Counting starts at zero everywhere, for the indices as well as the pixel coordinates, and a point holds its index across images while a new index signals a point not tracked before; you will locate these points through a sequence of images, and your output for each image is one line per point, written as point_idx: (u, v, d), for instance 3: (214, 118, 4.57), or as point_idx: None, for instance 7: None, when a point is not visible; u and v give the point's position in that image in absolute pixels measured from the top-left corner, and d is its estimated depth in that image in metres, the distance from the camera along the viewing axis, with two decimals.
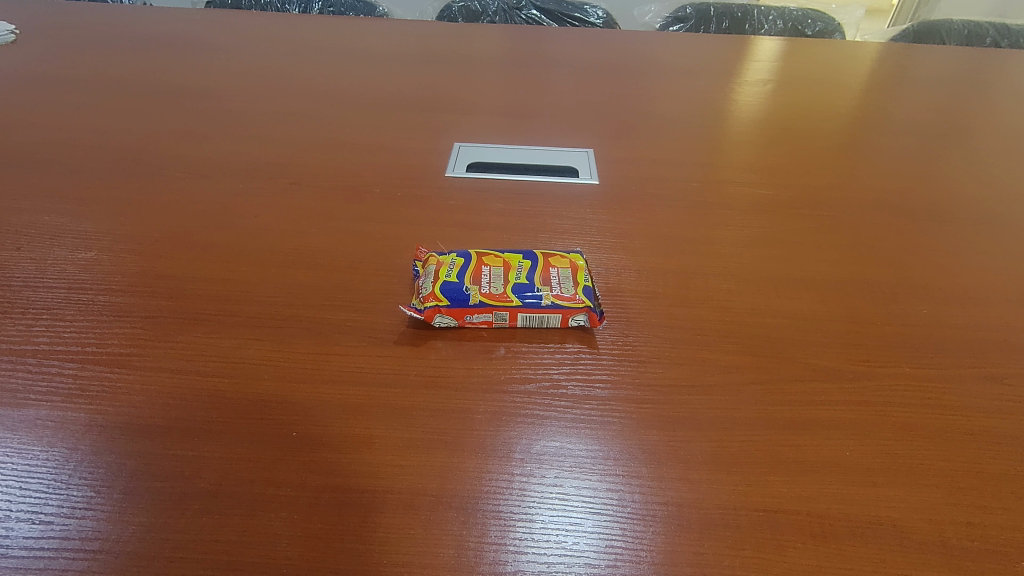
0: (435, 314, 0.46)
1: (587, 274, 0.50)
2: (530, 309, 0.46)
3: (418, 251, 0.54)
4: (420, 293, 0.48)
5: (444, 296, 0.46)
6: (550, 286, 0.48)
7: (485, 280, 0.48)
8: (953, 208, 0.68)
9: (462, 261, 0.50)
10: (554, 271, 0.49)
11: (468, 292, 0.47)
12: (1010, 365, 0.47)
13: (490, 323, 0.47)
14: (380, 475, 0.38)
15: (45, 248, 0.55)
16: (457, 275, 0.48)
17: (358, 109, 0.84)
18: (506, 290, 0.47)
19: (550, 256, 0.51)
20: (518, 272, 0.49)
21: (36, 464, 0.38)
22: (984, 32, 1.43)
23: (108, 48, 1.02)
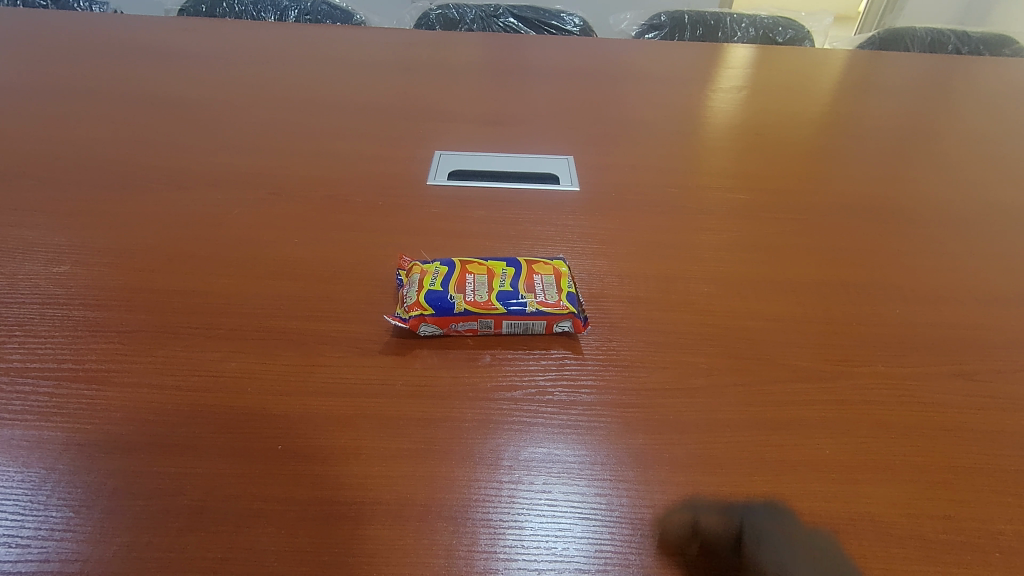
0: (420, 323, 0.46)
1: (570, 281, 0.51)
2: (515, 317, 0.47)
3: (401, 260, 0.54)
4: (404, 303, 0.48)
5: (429, 306, 0.46)
6: (534, 293, 0.48)
7: (469, 288, 0.48)
8: (922, 210, 0.70)
9: (445, 269, 0.50)
10: (538, 278, 0.50)
11: (452, 300, 0.47)
12: (979, 362, 0.49)
13: (474, 331, 0.47)
14: (367, 486, 0.38)
15: (17, 262, 0.53)
16: (441, 283, 0.48)
17: (338, 117, 0.84)
18: (490, 297, 0.47)
19: (533, 263, 0.51)
20: (501, 280, 0.49)
21: (11, 486, 0.37)
22: (946, 40, 1.47)
23: (78, 57, 1.00)
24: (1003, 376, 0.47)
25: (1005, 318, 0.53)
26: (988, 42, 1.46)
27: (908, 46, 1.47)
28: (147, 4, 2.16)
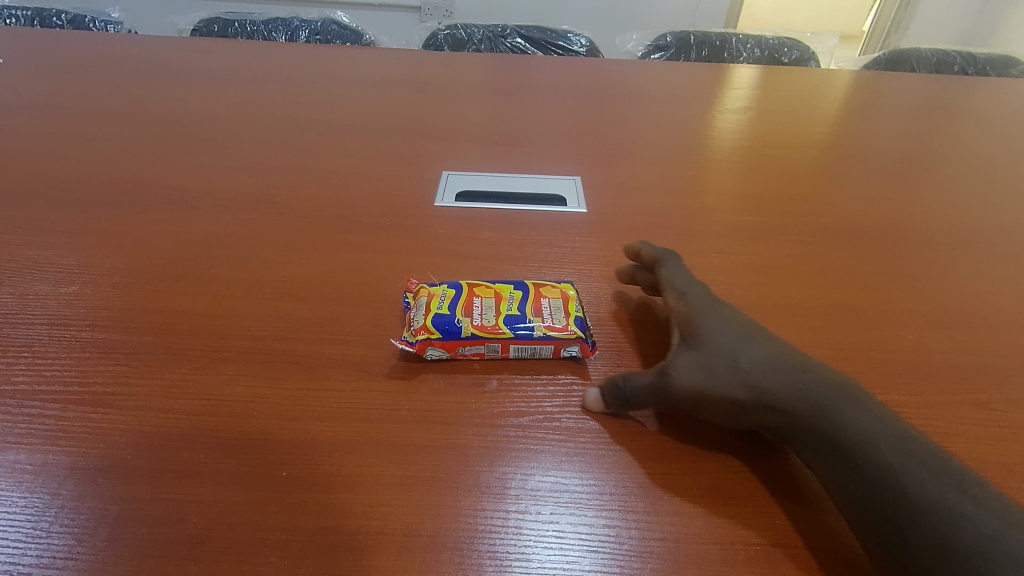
0: (427, 347, 0.46)
1: (578, 304, 0.50)
2: (522, 341, 0.46)
3: (408, 283, 0.54)
4: (411, 327, 0.47)
5: (436, 330, 0.46)
6: (541, 317, 0.48)
7: (476, 311, 0.48)
8: (931, 234, 0.69)
9: (453, 293, 0.50)
10: (546, 301, 0.49)
11: (459, 324, 0.46)
12: (994, 391, 0.48)
13: (481, 355, 0.47)
14: (373, 515, 0.37)
15: (27, 282, 0.54)
16: (448, 307, 0.48)
17: (346, 138, 0.84)
18: (497, 321, 0.47)
19: (541, 287, 0.51)
20: (509, 303, 0.49)
21: (13, 512, 0.36)
22: (952, 60, 1.47)
23: (92, 77, 1.01)
24: (1019, 406, 0.46)
25: (1019, 345, 0.53)
26: (994, 63, 1.46)
27: (914, 67, 1.48)
28: (162, 24, 2.20)
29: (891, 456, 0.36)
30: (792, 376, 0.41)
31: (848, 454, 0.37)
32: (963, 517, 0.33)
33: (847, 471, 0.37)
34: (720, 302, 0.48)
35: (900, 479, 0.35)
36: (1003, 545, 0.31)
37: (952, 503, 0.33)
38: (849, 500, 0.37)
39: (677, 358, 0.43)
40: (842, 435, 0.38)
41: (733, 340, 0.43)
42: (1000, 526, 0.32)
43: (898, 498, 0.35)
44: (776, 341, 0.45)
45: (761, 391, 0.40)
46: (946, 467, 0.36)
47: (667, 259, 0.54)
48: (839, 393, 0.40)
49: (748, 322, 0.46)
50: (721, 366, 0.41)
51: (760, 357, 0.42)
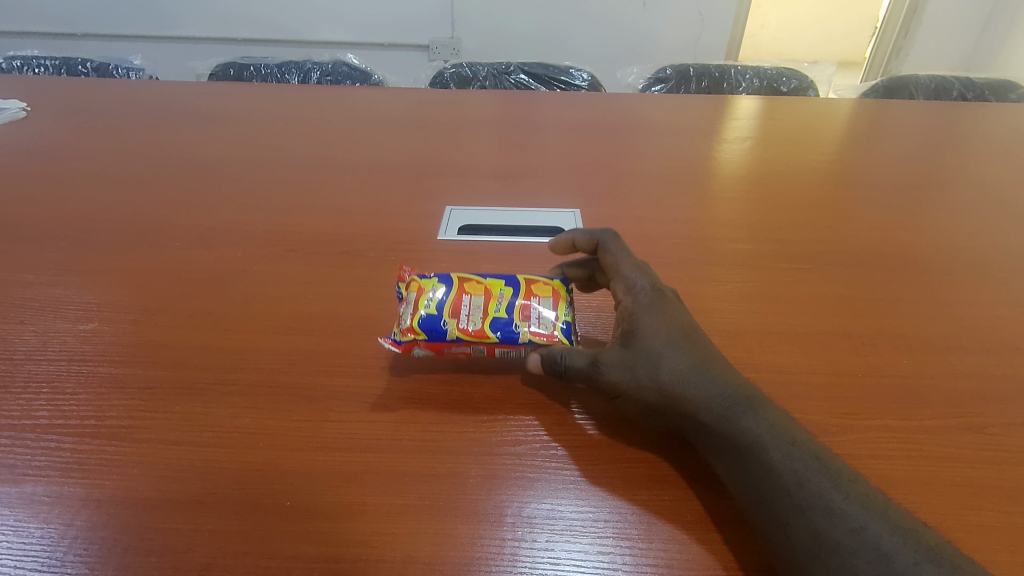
0: (413, 345, 0.49)
1: (567, 307, 0.52)
2: (506, 345, 0.49)
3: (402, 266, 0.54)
4: (399, 323, 0.49)
5: (421, 330, 0.48)
6: (529, 322, 0.50)
7: (464, 312, 0.49)
8: (927, 258, 0.70)
9: (443, 287, 0.50)
10: (534, 302, 0.51)
11: (446, 327, 0.48)
12: (990, 415, 0.48)
13: (467, 353, 0.50)
14: (373, 543, 0.38)
15: (48, 320, 0.56)
16: (436, 305, 0.49)
17: (354, 175, 0.87)
18: (484, 326, 0.49)
19: (532, 284, 0.52)
20: (498, 303, 0.50)
21: (31, 542, 0.38)
22: (951, 85, 1.49)
23: (113, 122, 1.06)
24: (1015, 430, 0.47)
25: (1015, 368, 0.53)
26: (992, 87, 1.48)
27: (912, 93, 1.50)
28: (182, 70, 2.30)
29: (777, 456, 0.38)
30: (702, 376, 0.42)
31: (740, 454, 0.39)
32: (836, 514, 0.34)
33: (739, 468, 0.39)
34: (663, 294, 0.49)
35: (784, 478, 0.37)
36: (868, 541, 0.33)
37: (828, 500, 0.35)
38: (742, 495, 0.39)
39: (609, 352, 0.45)
40: (739, 439, 0.39)
41: (661, 338, 0.45)
42: (869, 520, 0.34)
43: (784, 497, 0.36)
44: (702, 340, 0.46)
45: (681, 391, 0.42)
46: (827, 465, 0.37)
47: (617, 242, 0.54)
48: (743, 397, 0.41)
49: (685, 321, 0.47)
50: (645, 365, 0.43)
51: (680, 357, 0.43)
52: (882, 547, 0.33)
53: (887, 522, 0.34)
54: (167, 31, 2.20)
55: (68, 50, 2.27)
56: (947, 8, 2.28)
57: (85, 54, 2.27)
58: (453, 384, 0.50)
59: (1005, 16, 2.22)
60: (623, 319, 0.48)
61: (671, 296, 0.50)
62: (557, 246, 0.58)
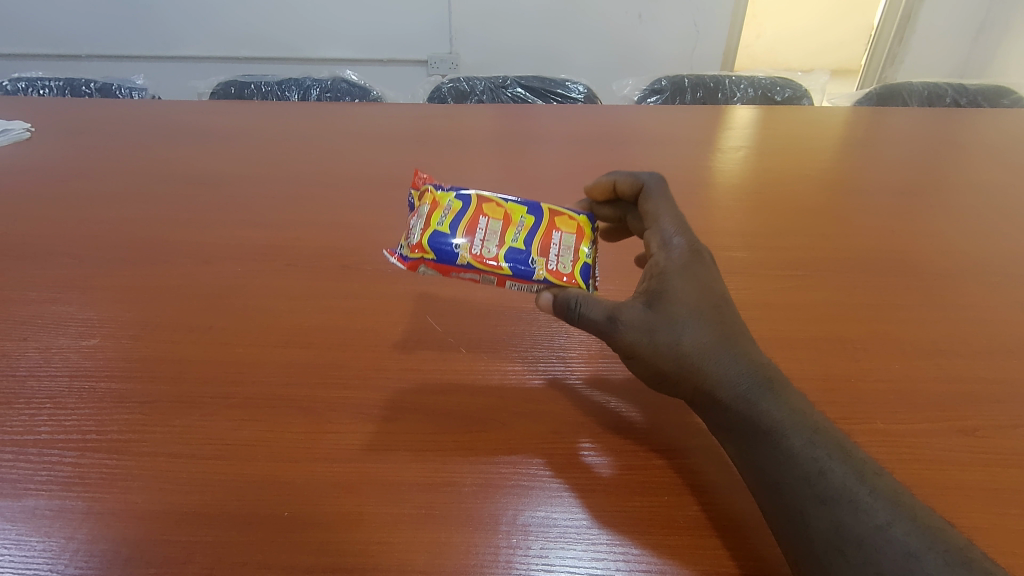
0: (419, 263, 0.52)
1: (587, 253, 0.55)
2: (519, 278, 0.52)
3: (416, 176, 0.59)
4: (408, 241, 0.52)
5: (431, 250, 0.51)
6: (546, 260, 0.53)
7: (479, 239, 0.52)
8: (920, 263, 0.71)
9: (459, 211, 0.54)
10: (554, 241, 0.55)
11: (457, 251, 0.51)
12: (982, 418, 0.48)
13: (475, 280, 0.53)
14: (369, 553, 0.39)
15: (51, 337, 0.57)
16: (449, 227, 0.52)
17: (352, 189, 0.89)
18: (499, 256, 0.52)
19: (553, 223, 0.56)
20: (515, 236, 0.54)
21: (32, 556, 0.38)
22: (944, 92, 1.51)
23: (115, 141, 1.08)
24: (1006, 432, 0.47)
25: (1006, 371, 0.53)
26: (986, 93, 1.49)
27: (906, 99, 1.51)
28: (183, 89, 2.34)
29: (799, 444, 0.38)
30: (725, 353, 0.42)
31: (758, 437, 0.39)
32: (860, 508, 0.34)
33: (756, 450, 0.39)
34: (696, 260, 0.49)
35: (807, 468, 0.37)
36: (893, 538, 0.33)
37: (852, 494, 0.35)
38: (757, 478, 0.39)
39: (631, 312, 0.45)
40: (758, 422, 0.39)
41: (687, 307, 0.44)
42: (895, 517, 0.34)
43: (804, 486, 0.36)
44: (730, 314, 0.45)
45: (701, 364, 0.42)
46: (850, 456, 0.37)
47: (660, 197, 0.56)
48: (765, 379, 0.41)
49: (717, 291, 0.46)
50: (665, 331, 0.43)
51: (704, 329, 0.43)
52: (910, 546, 0.32)
53: (914, 520, 0.34)
54: (168, 51, 2.23)
55: (72, 71, 2.31)
56: (940, 17, 2.30)
57: (89, 74, 2.31)
58: (449, 394, 0.51)
59: (998, 23, 2.25)
60: (650, 278, 0.48)
61: (705, 259, 0.49)
62: (590, 188, 0.63)
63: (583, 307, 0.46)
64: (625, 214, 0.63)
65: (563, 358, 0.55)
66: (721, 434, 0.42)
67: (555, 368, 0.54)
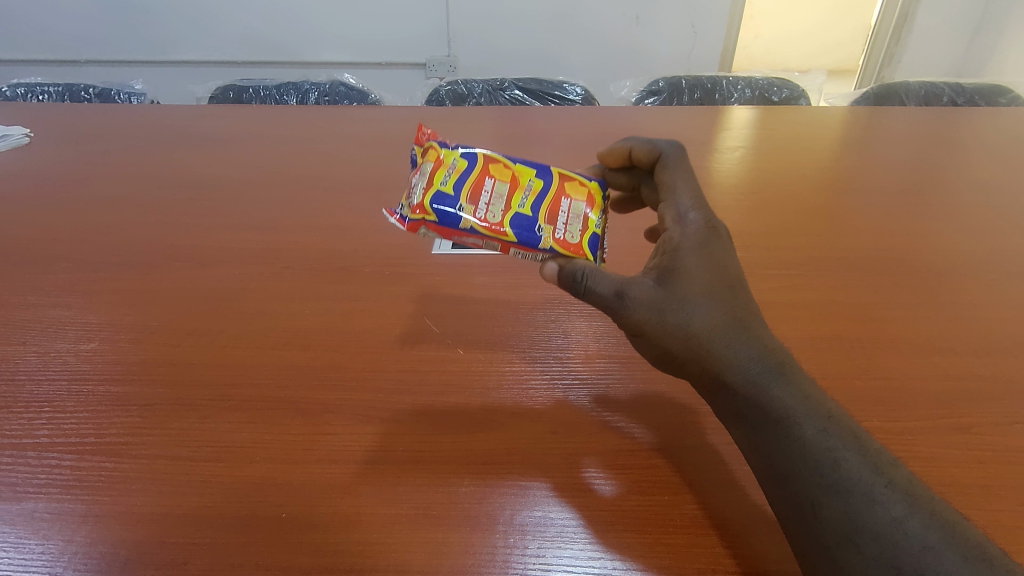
0: (420, 226, 0.52)
1: (598, 222, 0.55)
2: (524, 246, 0.52)
3: (417, 131, 0.56)
4: (409, 202, 0.52)
5: (434, 213, 0.51)
6: (554, 228, 0.53)
7: (483, 203, 0.52)
8: (917, 262, 0.71)
9: (464, 172, 0.53)
10: (564, 208, 0.54)
11: (460, 215, 0.51)
12: (978, 416, 0.49)
13: (479, 245, 0.53)
14: (367, 554, 0.39)
15: (50, 341, 0.57)
16: (452, 189, 0.52)
17: (350, 192, 0.89)
18: (504, 223, 0.52)
19: (564, 188, 0.56)
20: (522, 202, 0.54)
21: (31, 558, 0.39)
22: (940, 92, 1.51)
23: (114, 146, 1.08)
24: (1002, 430, 0.47)
25: (1003, 369, 0.54)
26: (983, 92, 1.49)
27: (904, 99, 1.51)
28: (182, 94, 2.34)
29: (812, 433, 0.37)
30: (737, 335, 0.42)
31: (770, 423, 0.39)
32: (877, 501, 0.34)
33: (766, 436, 0.39)
34: (711, 237, 0.48)
35: (822, 457, 0.36)
36: (911, 532, 0.33)
37: (868, 486, 0.35)
38: (766, 464, 0.39)
39: (641, 288, 0.44)
40: (770, 409, 0.39)
41: (699, 286, 0.44)
42: (912, 512, 0.34)
43: (818, 476, 0.36)
44: (743, 296, 0.45)
45: (712, 344, 0.42)
46: (866, 447, 0.37)
47: (677, 168, 0.55)
48: (777, 364, 0.41)
49: (731, 271, 0.46)
50: (675, 309, 0.43)
51: (716, 309, 0.43)
52: (927, 541, 0.32)
53: (931, 514, 0.34)
54: (167, 56, 2.24)
55: (71, 76, 2.31)
56: (936, 16, 2.31)
57: (88, 80, 2.31)
58: (446, 395, 0.51)
59: (994, 22, 2.26)
60: (663, 254, 0.48)
61: (720, 236, 0.49)
62: (604, 155, 0.63)
63: (589, 280, 0.46)
64: (638, 182, 0.64)
65: (560, 359, 0.55)
66: (729, 415, 0.42)
67: (552, 368, 0.54)
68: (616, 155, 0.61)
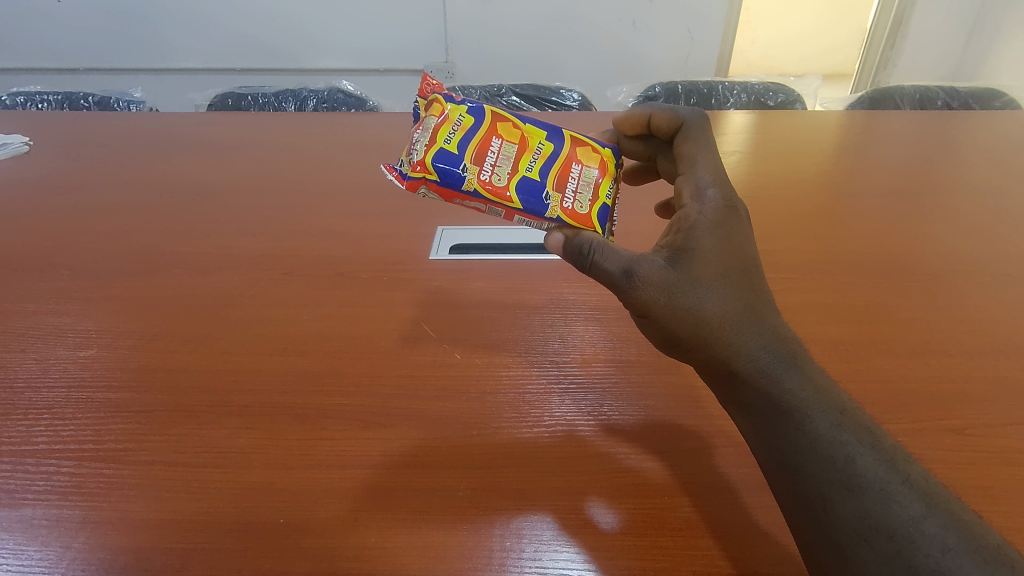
0: (420, 185, 0.52)
1: (608, 192, 0.56)
2: (529, 214, 0.53)
3: (422, 81, 0.56)
4: (410, 159, 0.52)
5: (436, 172, 0.51)
6: (562, 197, 0.54)
7: (489, 165, 0.52)
8: (911, 265, 0.72)
9: (469, 129, 0.53)
10: (573, 176, 0.55)
11: (465, 176, 0.51)
12: (971, 417, 0.49)
13: (481, 209, 0.54)
14: (365, 557, 0.39)
15: (49, 349, 0.58)
16: (457, 147, 0.52)
17: (348, 198, 0.89)
18: (510, 188, 0.53)
19: (575, 154, 0.56)
20: (530, 166, 0.54)
21: (29, 564, 0.39)
22: (935, 96, 1.51)
23: (113, 154, 1.09)
24: (994, 430, 0.48)
25: (996, 371, 0.54)
26: (977, 96, 1.50)
27: (898, 103, 1.52)
28: (181, 101, 2.35)
29: (824, 427, 0.38)
30: (747, 322, 0.43)
31: (781, 415, 0.39)
32: (892, 500, 0.34)
33: (776, 426, 0.39)
34: (727, 219, 0.48)
35: (835, 453, 0.37)
36: (927, 532, 0.33)
37: (883, 484, 0.35)
38: (774, 456, 0.39)
39: (653, 269, 0.45)
40: (780, 403, 0.40)
41: (710, 272, 0.45)
42: (929, 511, 0.34)
43: (831, 472, 0.36)
44: (756, 284, 0.46)
45: (722, 330, 0.43)
46: (880, 444, 0.37)
47: (698, 139, 0.54)
48: (788, 357, 0.42)
49: (746, 258, 0.47)
50: (686, 292, 0.44)
51: (725, 297, 0.44)
52: (945, 542, 0.32)
53: (948, 514, 0.34)
54: (167, 63, 2.25)
55: (71, 84, 2.32)
56: (932, 20, 2.32)
57: (88, 88, 2.32)
58: (443, 399, 0.51)
59: (989, 25, 2.28)
60: (676, 234, 0.48)
61: (736, 217, 0.49)
62: (621, 121, 0.63)
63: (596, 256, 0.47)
64: (655, 151, 0.64)
65: (557, 363, 0.56)
66: (736, 401, 0.43)
67: (549, 372, 0.55)
68: (634, 121, 0.61)
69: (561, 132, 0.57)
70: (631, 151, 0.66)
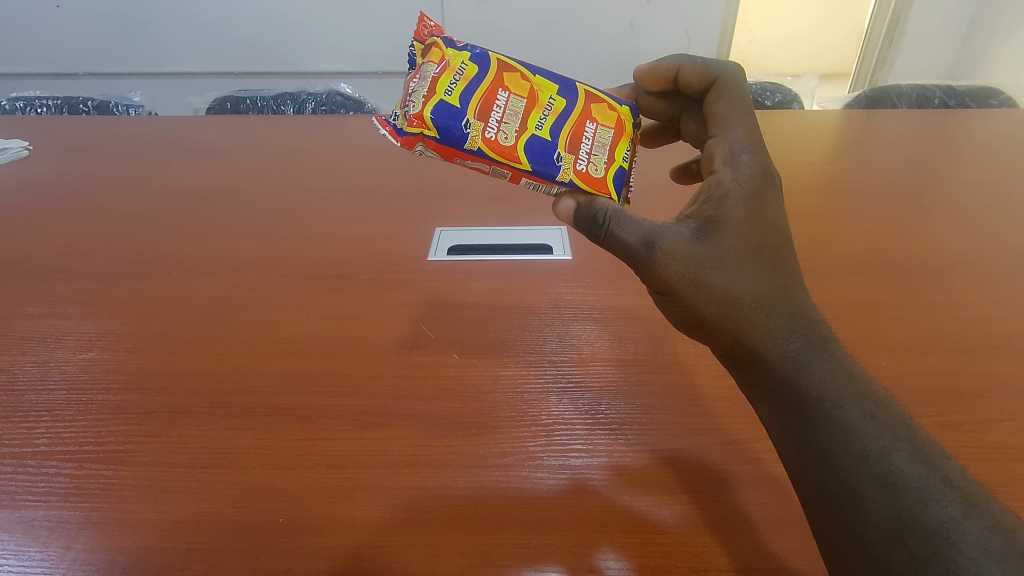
0: (417, 141, 0.51)
1: (622, 154, 0.56)
2: (538, 178, 0.53)
3: (419, 22, 0.55)
4: (407, 113, 0.50)
5: (435, 129, 0.50)
6: (574, 160, 0.53)
7: (493, 122, 0.52)
8: (908, 262, 0.72)
9: (472, 80, 0.52)
10: (586, 137, 0.54)
11: (467, 134, 0.51)
12: (966, 412, 0.49)
13: (485, 169, 0.53)
14: (364, 556, 0.39)
15: (49, 352, 0.58)
16: (457, 100, 0.51)
17: (347, 201, 0.90)
18: (518, 149, 0.52)
19: (589, 112, 0.55)
20: (540, 123, 0.53)
21: (31, 565, 0.39)
22: (932, 94, 1.52)
23: (112, 157, 1.09)
24: (989, 426, 0.48)
25: (990, 367, 0.54)
26: (974, 95, 1.50)
27: (896, 102, 1.52)
28: (180, 105, 2.36)
29: (856, 417, 0.38)
30: (774, 305, 0.44)
31: (808, 401, 0.40)
32: (930, 499, 0.34)
33: (802, 415, 0.39)
34: (759, 192, 0.48)
35: (867, 446, 0.37)
36: (966, 533, 0.33)
37: (920, 482, 0.35)
38: (797, 446, 0.39)
39: (679, 246, 0.45)
40: (807, 390, 0.40)
41: (738, 251, 0.45)
42: (968, 512, 0.33)
43: (863, 466, 0.36)
44: (786, 264, 0.46)
45: (747, 314, 0.43)
46: (915, 438, 0.37)
47: (732, 98, 0.54)
48: (818, 342, 0.42)
49: (775, 238, 0.47)
50: (712, 271, 0.44)
51: (752, 277, 0.44)
52: (988, 545, 0.32)
53: (989, 515, 0.33)
54: (166, 67, 2.25)
55: (70, 89, 2.32)
56: (929, 21, 2.32)
57: (87, 92, 2.32)
58: (442, 400, 0.51)
59: (985, 25, 2.29)
60: (704, 206, 0.48)
61: (768, 188, 0.48)
62: (644, 77, 0.62)
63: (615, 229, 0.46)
64: (679, 111, 0.65)
65: (554, 362, 0.56)
66: (759, 382, 0.43)
67: (547, 371, 0.55)
68: (660, 75, 0.61)
69: (574, 87, 0.56)
70: (652, 108, 0.66)
